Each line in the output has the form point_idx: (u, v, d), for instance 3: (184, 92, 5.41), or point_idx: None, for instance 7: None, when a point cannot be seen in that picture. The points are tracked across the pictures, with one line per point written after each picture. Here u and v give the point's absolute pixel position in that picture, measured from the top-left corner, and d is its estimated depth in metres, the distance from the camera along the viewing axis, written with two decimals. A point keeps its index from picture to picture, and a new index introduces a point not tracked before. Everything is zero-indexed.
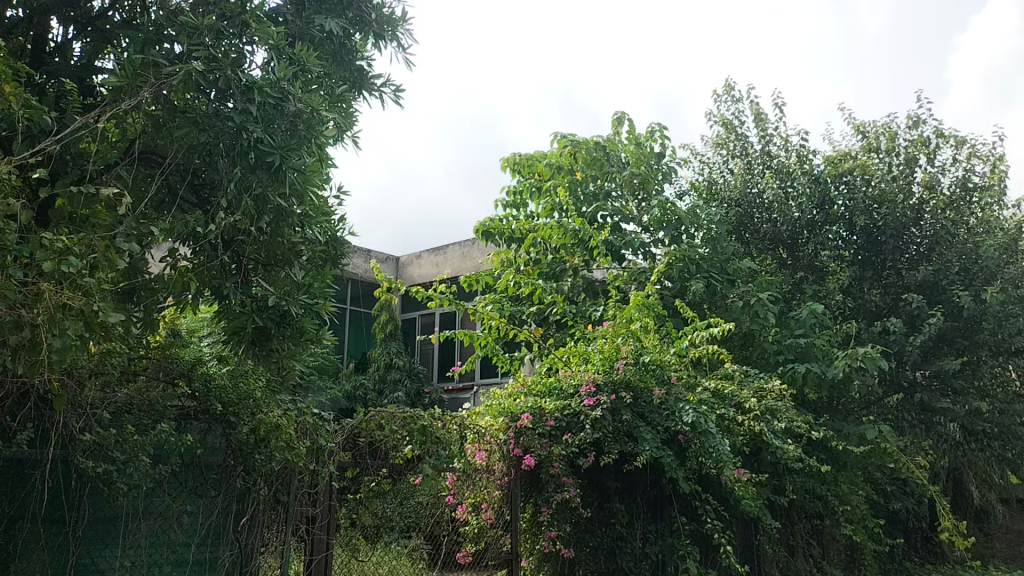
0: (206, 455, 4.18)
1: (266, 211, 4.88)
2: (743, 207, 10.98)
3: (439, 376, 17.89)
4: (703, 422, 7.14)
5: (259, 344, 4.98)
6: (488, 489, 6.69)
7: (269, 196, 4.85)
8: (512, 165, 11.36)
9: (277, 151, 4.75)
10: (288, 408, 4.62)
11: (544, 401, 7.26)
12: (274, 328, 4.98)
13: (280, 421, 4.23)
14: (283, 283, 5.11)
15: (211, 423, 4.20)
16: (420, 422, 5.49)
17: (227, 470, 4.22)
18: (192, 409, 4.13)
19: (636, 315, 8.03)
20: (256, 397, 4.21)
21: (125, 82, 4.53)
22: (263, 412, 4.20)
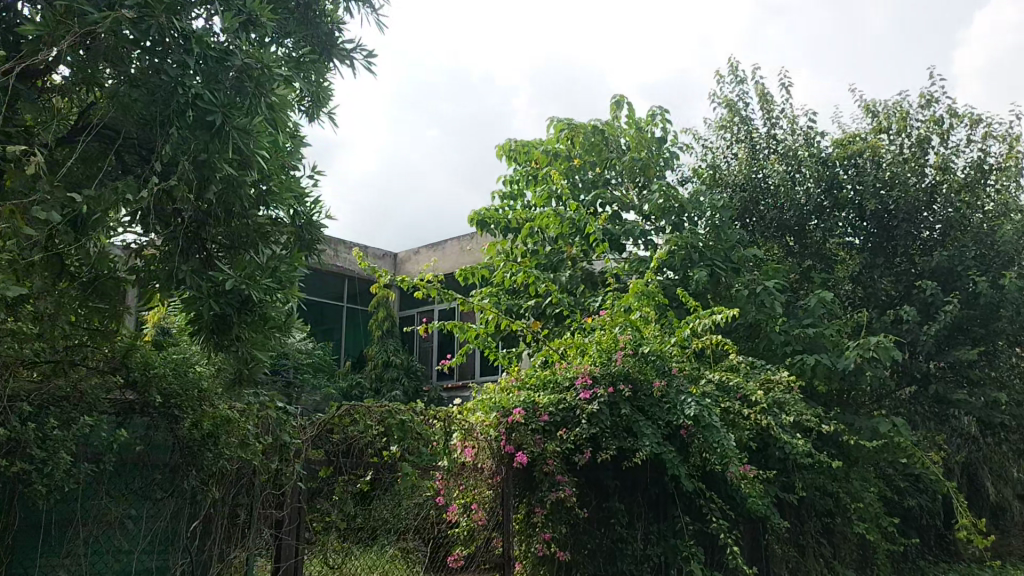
0: (152, 454, 3.73)
1: (211, 180, 4.59)
2: (749, 193, 10.55)
3: (437, 374, 17.47)
4: (707, 416, 6.73)
5: (221, 332, 4.58)
6: (478, 489, 6.24)
7: (215, 162, 4.53)
8: (508, 152, 10.93)
9: (219, 110, 4.44)
10: (247, 401, 4.20)
11: (538, 394, 6.86)
12: (235, 315, 4.54)
13: (231, 415, 3.85)
14: (246, 265, 4.68)
15: (155, 419, 3.74)
16: (398, 417, 5.09)
17: (177, 471, 3.78)
18: (133, 403, 3.70)
19: (635, 303, 7.62)
20: (202, 388, 3.80)
21: (44, 31, 4.15)
22: (210, 405, 3.81)
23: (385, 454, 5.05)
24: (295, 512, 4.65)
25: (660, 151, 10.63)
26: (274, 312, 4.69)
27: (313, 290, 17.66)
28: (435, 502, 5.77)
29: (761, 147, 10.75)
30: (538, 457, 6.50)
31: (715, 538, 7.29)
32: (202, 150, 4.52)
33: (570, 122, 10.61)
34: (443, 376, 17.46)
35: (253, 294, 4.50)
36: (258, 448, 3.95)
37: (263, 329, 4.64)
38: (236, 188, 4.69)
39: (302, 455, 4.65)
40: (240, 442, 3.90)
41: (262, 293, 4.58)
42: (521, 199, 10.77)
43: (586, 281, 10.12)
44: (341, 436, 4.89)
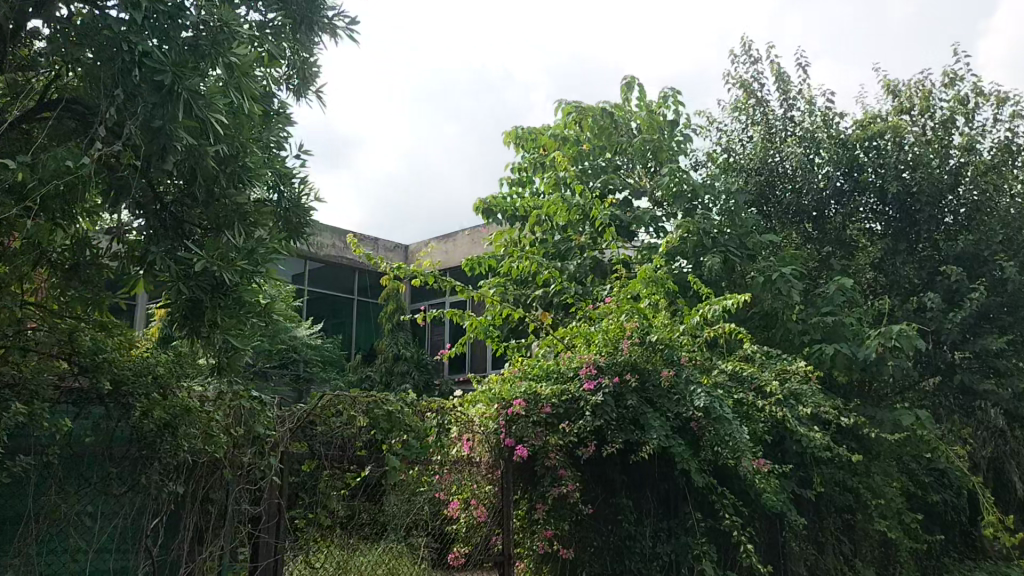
0: (106, 445, 3.45)
1: (169, 151, 4.12)
2: (764, 176, 10.22)
3: (449, 369, 17.19)
4: (718, 407, 6.43)
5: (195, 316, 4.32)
6: (476, 484, 5.94)
7: (171, 130, 4.09)
8: (515, 138, 10.61)
9: (168, 69, 4.04)
10: (216, 389, 3.91)
11: (540, 385, 6.52)
12: (207, 297, 4.25)
13: (192, 404, 3.54)
14: (217, 245, 4.36)
15: (108, 408, 3.47)
16: (385, 407, 4.78)
17: (134, 465, 3.49)
18: (81, 390, 3.43)
19: (642, 289, 7.31)
20: (155, 373, 3.54)
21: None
22: (167, 392, 3.54)
23: (373, 446, 4.80)
24: (272, 510, 4.32)
25: (672, 134, 10.29)
26: (248, 295, 4.40)
27: (323, 283, 17.43)
28: (434, 498, 5.46)
29: (777, 129, 10.39)
30: (539, 450, 6.19)
31: (729, 535, 6.96)
32: (150, 113, 4.11)
33: (577, 105, 10.28)
34: (455, 369, 17.19)
35: (225, 276, 4.22)
36: (224, 440, 3.66)
37: (237, 313, 4.34)
38: (199, 159, 4.30)
39: (283, 448, 4.37)
40: (200, 437, 3.57)
41: (235, 275, 4.29)
42: (528, 186, 10.45)
43: (596, 270, 9.61)
44: (325, 428, 4.60)
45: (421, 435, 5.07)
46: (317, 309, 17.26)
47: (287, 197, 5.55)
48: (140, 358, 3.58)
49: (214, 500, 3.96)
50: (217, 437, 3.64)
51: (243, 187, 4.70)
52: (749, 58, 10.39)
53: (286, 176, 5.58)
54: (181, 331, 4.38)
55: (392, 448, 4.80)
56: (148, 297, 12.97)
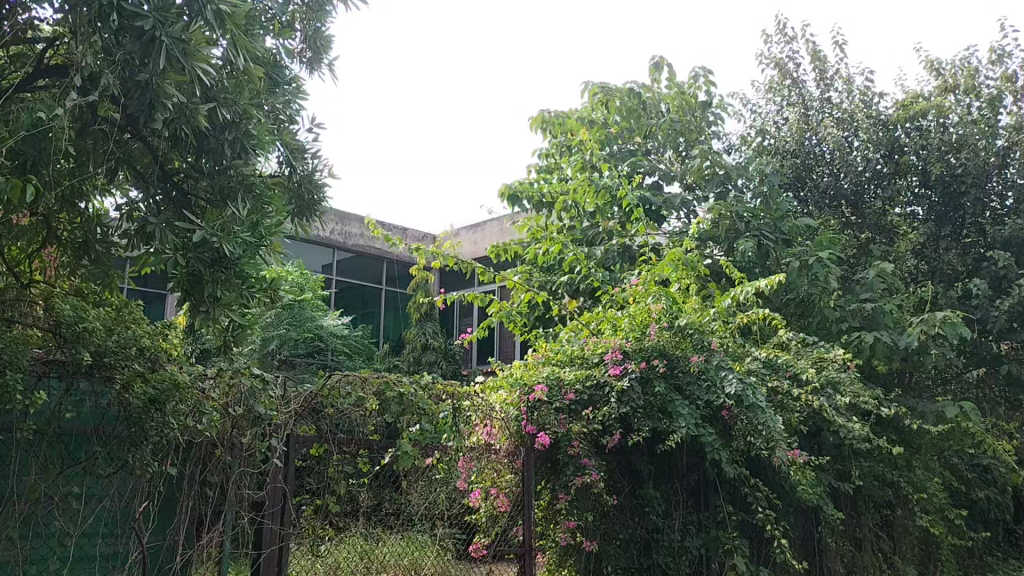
0: (90, 421, 3.26)
1: (157, 108, 3.99)
2: (800, 159, 9.85)
3: (478, 360, 16.95)
4: (751, 395, 6.14)
5: (196, 290, 4.16)
6: (497, 473, 5.69)
7: (158, 85, 3.94)
8: (541, 122, 10.25)
9: (149, 15, 3.90)
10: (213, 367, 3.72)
11: (563, 371, 6.26)
12: (205, 271, 4.07)
13: (181, 378, 3.34)
14: (218, 216, 4.15)
15: (93, 382, 3.27)
16: (396, 390, 4.58)
17: (119, 443, 3.28)
18: (62, 363, 3.23)
19: (671, 271, 7.03)
20: (142, 345, 3.31)
21: None
22: (156, 366, 3.32)
23: (385, 430, 4.57)
24: (277, 496, 4.08)
25: (703, 116, 9.96)
26: (251, 270, 4.20)
27: (352, 272, 17.28)
28: (455, 488, 5.13)
29: (815, 111, 10.03)
30: (562, 438, 5.92)
31: (762, 530, 6.67)
32: (132, 64, 3.98)
33: (605, 86, 9.92)
34: (483, 361, 16.95)
35: (226, 249, 4.01)
36: (215, 417, 3.47)
37: (237, 287, 4.14)
38: (188, 118, 4.15)
39: (288, 430, 4.16)
40: (185, 413, 3.38)
41: (236, 247, 4.08)
42: (556, 172, 10.06)
43: (624, 255, 9.30)
44: (334, 409, 4.36)
45: (437, 420, 4.83)
46: (345, 299, 17.13)
47: (301, 173, 5.37)
48: (126, 329, 3.39)
49: (213, 483, 3.74)
50: (206, 412, 3.46)
51: (248, 157, 4.53)
52: (784, 37, 10.02)
53: (298, 152, 5.40)
54: (184, 305, 4.22)
55: (403, 431, 4.58)
56: (174, 295, 13.22)
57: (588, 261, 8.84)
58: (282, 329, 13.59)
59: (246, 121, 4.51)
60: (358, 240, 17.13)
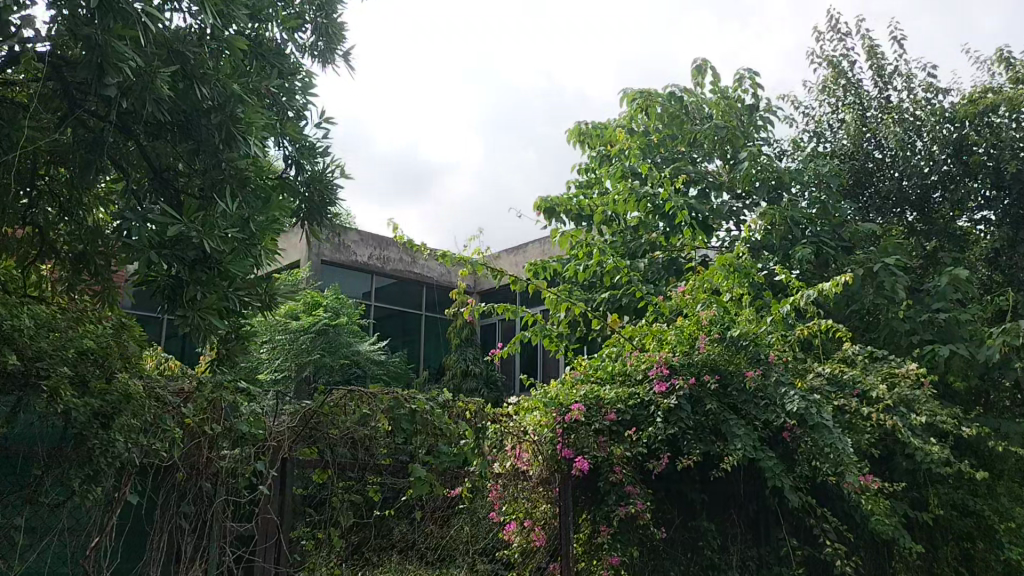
0: (22, 439, 2.72)
1: (108, 69, 3.66)
2: (859, 162, 9.18)
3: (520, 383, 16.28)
4: (816, 414, 5.48)
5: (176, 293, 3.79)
6: (530, 503, 5.09)
7: (105, 43, 3.64)
8: (578, 134, 9.61)
9: None
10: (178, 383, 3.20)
11: (604, 389, 5.68)
12: (186, 271, 3.70)
13: (133, 389, 2.84)
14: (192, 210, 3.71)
15: (22, 393, 2.68)
16: (408, 406, 3.99)
17: (54, 462, 2.74)
18: None
19: (721, 279, 6.40)
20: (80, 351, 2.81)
21: None
22: (100, 379, 2.79)
23: (396, 454, 4.01)
24: (269, 530, 3.55)
25: (752, 119, 9.31)
26: (239, 269, 3.82)
27: (393, 298, 16.87)
28: (491, 520, 4.79)
29: (873, 112, 9.36)
30: (602, 463, 5.33)
31: (832, 566, 5.95)
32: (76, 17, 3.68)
33: (644, 91, 9.27)
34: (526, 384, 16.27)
35: (207, 246, 3.64)
36: (177, 432, 2.99)
37: (220, 287, 3.78)
38: (146, 84, 3.84)
39: (284, 455, 3.64)
40: (142, 430, 2.89)
41: (218, 243, 3.71)
42: (596, 187, 9.43)
43: (670, 269, 8.76)
44: (341, 430, 3.82)
45: (455, 443, 4.27)
46: (386, 326, 16.73)
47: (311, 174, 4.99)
48: (65, 335, 2.90)
49: (191, 516, 3.20)
50: (166, 428, 2.97)
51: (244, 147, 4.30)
52: (837, 33, 9.39)
53: (307, 152, 5.05)
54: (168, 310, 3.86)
55: (416, 454, 4.03)
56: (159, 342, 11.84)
57: (631, 273, 8.20)
58: (317, 355, 13.21)
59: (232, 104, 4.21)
60: (397, 265, 16.72)
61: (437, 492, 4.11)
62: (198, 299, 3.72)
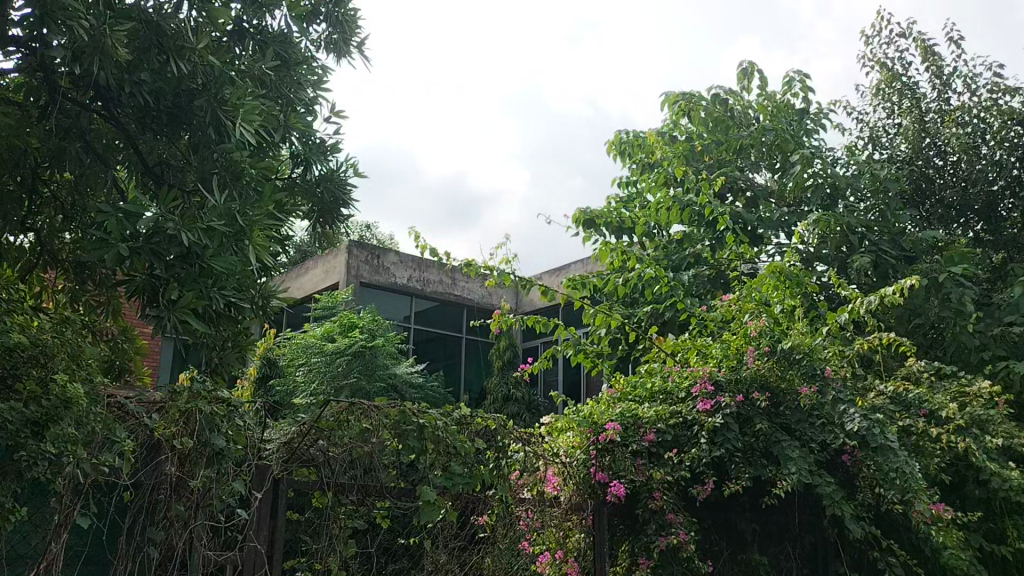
0: None
1: (50, 23, 3.91)
2: (918, 169, 8.59)
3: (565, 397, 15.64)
4: (879, 434, 4.94)
5: (152, 297, 3.80)
6: (563, 531, 4.60)
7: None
8: (618, 144, 9.03)
9: None
10: (149, 398, 2.82)
11: (642, 406, 5.21)
12: (163, 270, 3.77)
13: (77, 392, 2.45)
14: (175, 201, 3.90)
15: None
16: (415, 421, 3.53)
17: None
18: None
19: (772, 288, 5.86)
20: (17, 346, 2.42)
21: None
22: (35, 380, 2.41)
23: (404, 475, 3.58)
24: (254, 561, 3.12)
25: (802, 124, 8.78)
26: (219, 265, 3.89)
27: (434, 321, 16.52)
28: (520, 552, 4.32)
29: (932, 115, 8.75)
30: (640, 488, 4.84)
31: None
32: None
33: (687, 94, 8.78)
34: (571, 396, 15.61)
35: (184, 237, 3.74)
36: (131, 445, 2.61)
37: (197, 283, 3.86)
38: (99, 47, 4.03)
39: (275, 475, 3.26)
40: (88, 440, 2.54)
41: (197, 235, 3.82)
42: (638, 200, 8.96)
43: (716, 281, 8.25)
44: (342, 447, 3.42)
45: (473, 465, 3.83)
46: (426, 349, 16.40)
47: (317, 175, 5.62)
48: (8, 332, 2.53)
49: (160, 545, 2.79)
50: (115, 440, 2.61)
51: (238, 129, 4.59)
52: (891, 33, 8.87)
53: (313, 149, 5.61)
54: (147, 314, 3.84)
55: (427, 476, 3.54)
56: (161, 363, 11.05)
57: (673, 285, 7.70)
58: (353, 377, 12.87)
59: (213, 86, 4.57)
60: (437, 287, 16.37)
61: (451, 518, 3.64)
62: (177, 300, 3.80)
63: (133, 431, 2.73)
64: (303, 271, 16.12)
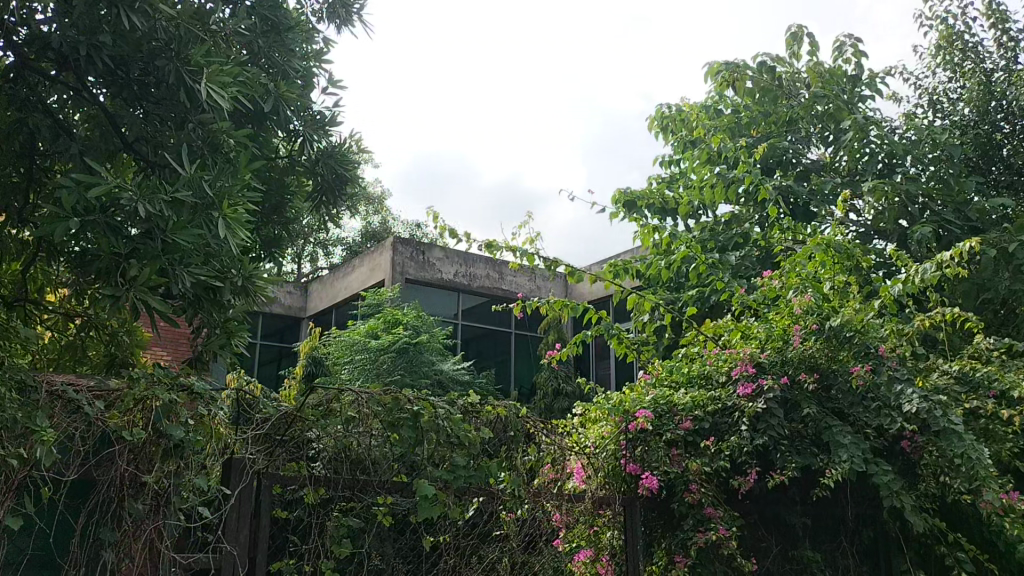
0: None
1: None
2: (984, 133, 7.98)
3: (616, 385, 14.90)
4: (941, 417, 4.49)
5: (119, 276, 3.72)
6: (597, 529, 4.23)
7: None
8: (660, 119, 8.60)
9: None
10: (98, 386, 2.60)
11: (679, 391, 4.83)
12: (117, 243, 3.74)
13: None
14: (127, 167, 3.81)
15: None
16: (410, 409, 3.32)
17: None
18: None
19: (820, 262, 5.44)
20: None
21: None
22: None
23: (405, 469, 3.32)
24: (231, 567, 2.83)
25: (855, 91, 8.25)
26: (185, 240, 3.82)
27: (481, 317, 16.22)
28: (552, 550, 3.98)
29: (997, 75, 8.13)
30: (675, 481, 4.44)
31: None
32: None
33: (731, 63, 8.26)
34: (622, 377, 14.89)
35: (138, 208, 3.70)
36: (51, 435, 2.37)
37: (158, 258, 3.75)
38: None
39: (257, 470, 2.98)
40: (8, 428, 2.33)
41: (156, 206, 3.79)
42: (681, 179, 8.53)
43: (765, 261, 7.76)
44: (332, 439, 3.18)
45: (474, 451, 3.52)
46: (474, 347, 16.14)
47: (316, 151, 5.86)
48: None
49: (116, 547, 2.53)
50: (35, 429, 2.37)
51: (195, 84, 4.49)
52: None
53: (312, 124, 5.74)
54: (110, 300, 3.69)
55: (426, 469, 3.33)
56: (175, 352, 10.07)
57: (705, 262, 7.24)
58: (398, 374, 12.62)
59: (176, 44, 4.53)
60: (484, 282, 16.07)
61: (469, 516, 3.56)
62: (136, 276, 3.71)
63: (76, 423, 2.51)
64: (348, 270, 15.96)
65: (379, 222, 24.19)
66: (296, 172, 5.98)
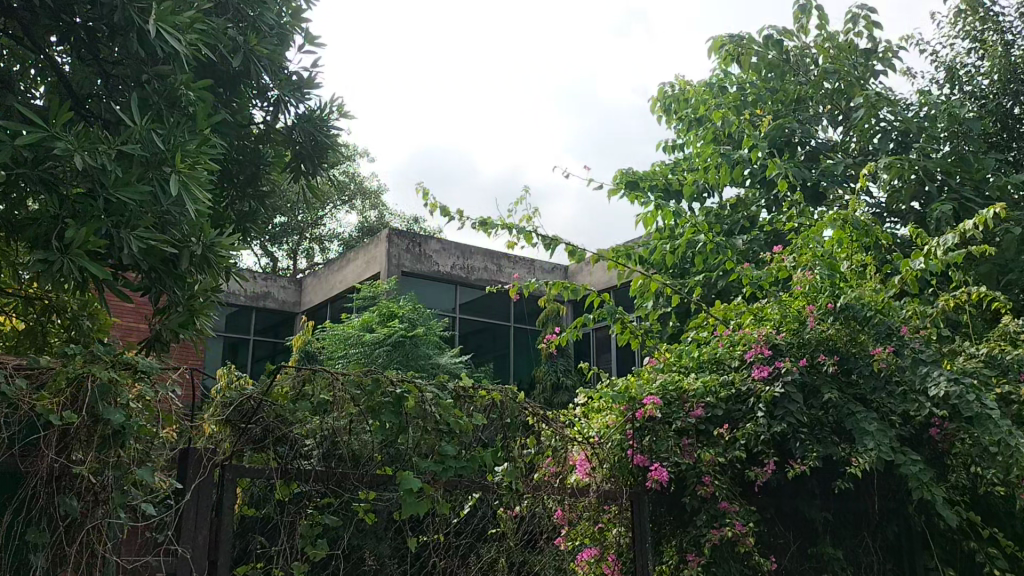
0: None
1: None
2: (1005, 106, 7.65)
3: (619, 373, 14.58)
4: (974, 401, 4.11)
5: (57, 238, 3.54)
6: (602, 526, 3.87)
7: None
8: (663, 100, 8.17)
9: None
10: (26, 364, 2.26)
11: (689, 377, 4.49)
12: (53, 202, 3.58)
13: None
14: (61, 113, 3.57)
15: None
16: (392, 393, 2.98)
17: None
18: None
19: (835, 242, 5.08)
20: None
21: None
22: None
23: (388, 461, 2.96)
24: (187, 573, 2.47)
25: (867, 64, 7.91)
26: (128, 195, 3.64)
27: (477, 311, 15.83)
28: (552, 550, 3.63)
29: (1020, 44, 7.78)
30: (687, 472, 4.09)
31: None
32: None
33: (736, 36, 7.79)
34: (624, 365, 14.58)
35: (75, 158, 3.49)
36: None
37: (100, 218, 3.58)
38: None
39: (218, 462, 2.62)
40: None
41: (96, 157, 3.59)
42: (685, 160, 8.17)
43: (773, 244, 7.42)
44: (303, 428, 2.81)
45: (464, 440, 3.16)
46: (471, 341, 15.76)
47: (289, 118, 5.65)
48: None
49: (47, 551, 2.18)
50: None
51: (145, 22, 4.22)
52: None
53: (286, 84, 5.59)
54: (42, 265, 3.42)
55: (412, 461, 2.98)
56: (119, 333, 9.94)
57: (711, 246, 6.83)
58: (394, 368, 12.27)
59: None
60: (482, 275, 15.73)
61: (463, 515, 3.20)
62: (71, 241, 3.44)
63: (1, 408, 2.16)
64: (342, 262, 15.61)
65: (376, 216, 23.76)
66: (272, 141, 5.74)
